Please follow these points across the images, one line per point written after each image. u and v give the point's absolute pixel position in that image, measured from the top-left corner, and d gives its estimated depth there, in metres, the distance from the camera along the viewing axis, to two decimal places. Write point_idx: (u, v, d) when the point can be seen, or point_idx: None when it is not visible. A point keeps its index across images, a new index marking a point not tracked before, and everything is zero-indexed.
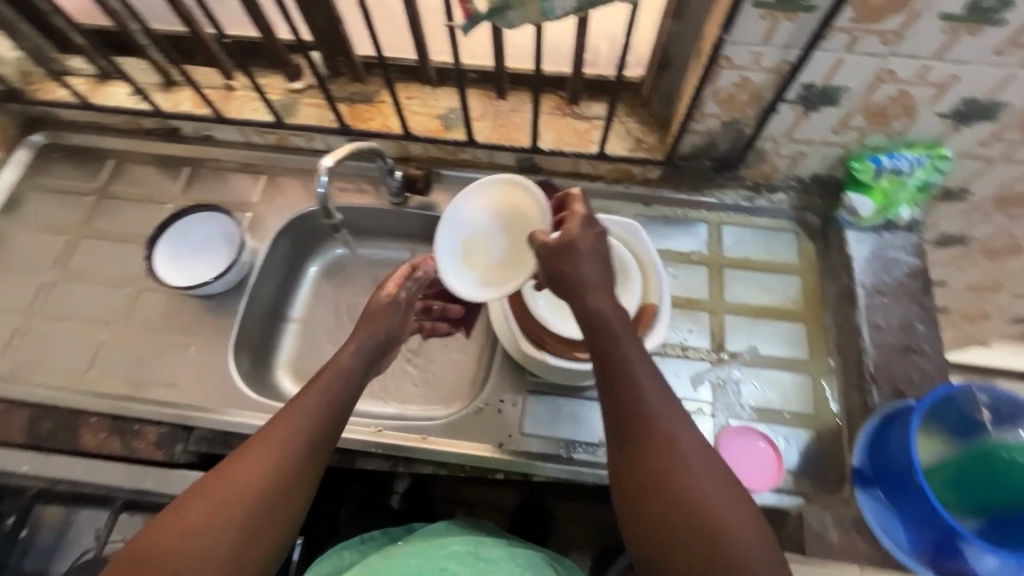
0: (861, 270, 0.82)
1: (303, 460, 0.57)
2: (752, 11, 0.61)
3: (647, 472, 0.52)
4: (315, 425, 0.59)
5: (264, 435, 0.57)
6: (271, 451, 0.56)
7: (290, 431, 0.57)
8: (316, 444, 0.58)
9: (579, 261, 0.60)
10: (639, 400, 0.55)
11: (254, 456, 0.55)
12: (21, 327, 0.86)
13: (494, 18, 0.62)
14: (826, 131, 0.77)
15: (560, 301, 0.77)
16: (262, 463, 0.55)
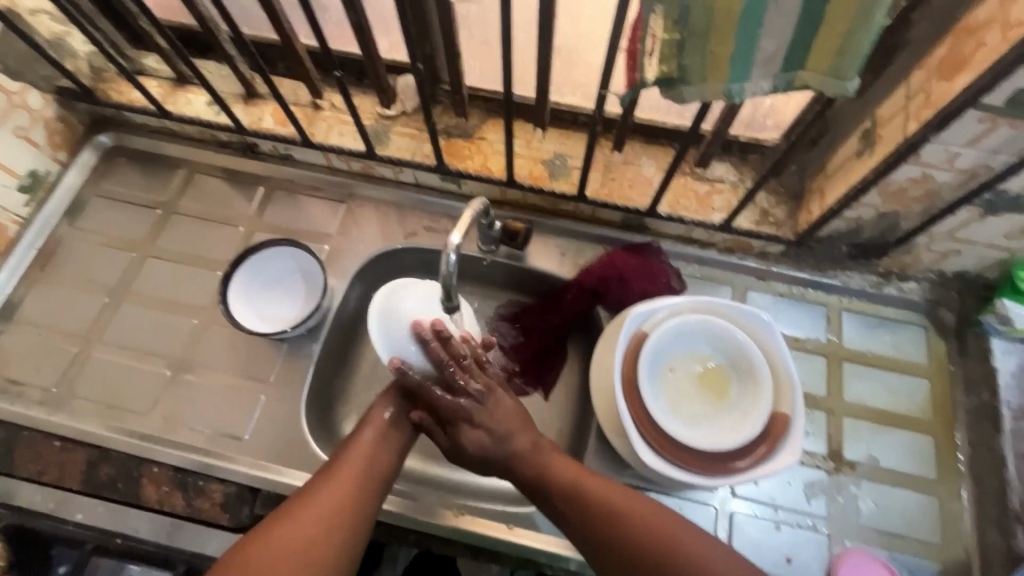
0: (1007, 386, 0.74)
1: (358, 494, 0.59)
2: (972, 113, 0.52)
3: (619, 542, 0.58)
4: (364, 463, 0.62)
5: (317, 475, 0.61)
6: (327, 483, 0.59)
7: (342, 466, 0.61)
8: (366, 477, 0.61)
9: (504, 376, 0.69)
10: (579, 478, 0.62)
11: (310, 489, 0.59)
12: (81, 353, 0.80)
13: (665, 91, 0.52)
14: (996, 236, 0.68)
15: (675, 398, 0.69)
16: (318, 496, 0.58)
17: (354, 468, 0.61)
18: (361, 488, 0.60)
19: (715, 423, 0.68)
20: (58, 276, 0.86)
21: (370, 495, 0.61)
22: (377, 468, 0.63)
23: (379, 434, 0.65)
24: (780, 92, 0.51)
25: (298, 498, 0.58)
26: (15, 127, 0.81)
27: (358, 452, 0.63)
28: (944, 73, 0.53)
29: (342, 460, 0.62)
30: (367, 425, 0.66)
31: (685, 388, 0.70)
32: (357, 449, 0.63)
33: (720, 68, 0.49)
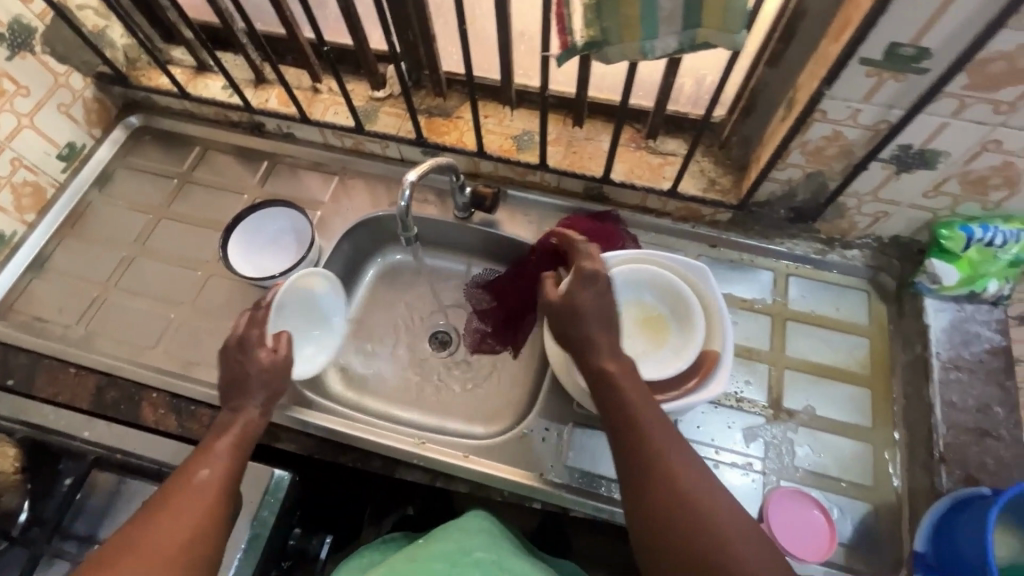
0: (938, 341, 0.78)
1: (214, 505, 0.58)
2: (858, 68, 0.59)
3: (653, 506, 0.55)
4: (220, 471, 0.61)
5: (167, 490, 0.58)
6: (182, 495, 0.58)
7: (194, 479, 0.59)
8: (223, 480, 0.61)
9: (581, 322, 0.64)
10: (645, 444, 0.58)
11: (158, 510, 0.57)
12: (100, 297, 0.91)
13: (593, 52, 0.61)
14: (916, 195, 0.74)
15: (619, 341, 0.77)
16: (170, 515, 0.56)
17: (209, 475, 0.60)
18: (219, 496, 0.59)
19: (653, 359, 0.75)
20: (86, 234, 0.98)
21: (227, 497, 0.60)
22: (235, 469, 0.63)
23: (235, 444, 0.64)
24: (686, 49, 0.59)
25: (140, 523, 0.55)
26: (59, 103, 0.94)
27: (212, 458, 0.62)
28: (836, 35, 0.61)
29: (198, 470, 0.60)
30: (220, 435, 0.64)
31: (629, 330, 0.78)
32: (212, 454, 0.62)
33: (632, 27, 0.58)
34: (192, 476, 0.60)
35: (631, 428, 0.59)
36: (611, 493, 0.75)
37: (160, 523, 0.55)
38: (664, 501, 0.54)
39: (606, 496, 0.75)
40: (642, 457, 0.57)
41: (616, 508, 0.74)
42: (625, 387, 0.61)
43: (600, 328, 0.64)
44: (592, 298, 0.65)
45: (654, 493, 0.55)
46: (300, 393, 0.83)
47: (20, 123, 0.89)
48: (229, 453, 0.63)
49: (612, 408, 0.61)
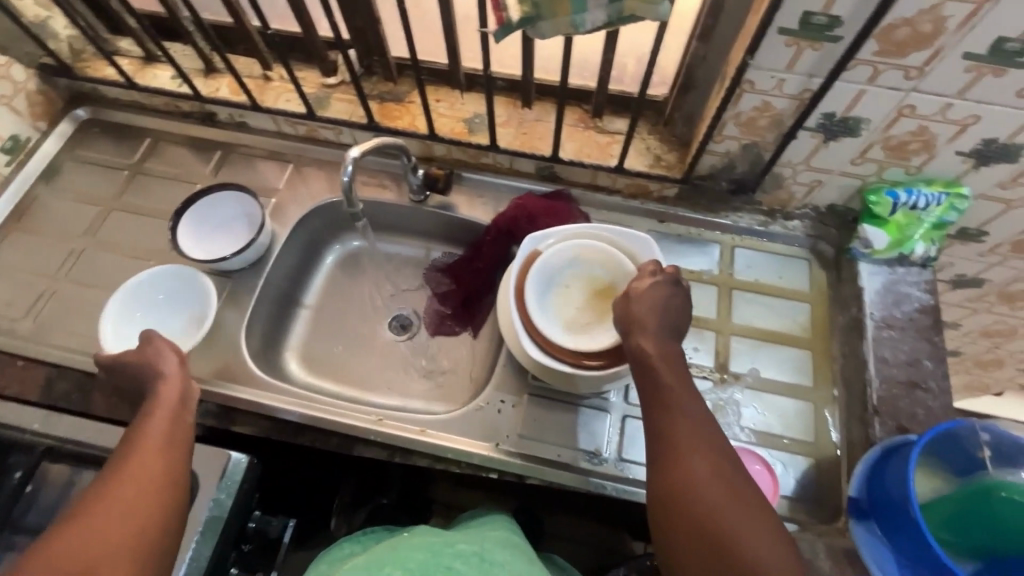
0: (872, 302, 0.82)
1: (162, 461, 0.60)
2: (777, 37, 0.62)
3: (675, 485, 0.57)
4: (162, 437, 0.63)
5: (114, 462, 0.59)
6: (128, 463, 0.59)
7: (141, 447, 0.61)
8: (167, 444, 0.62)
9: (643, 307, 0.68)
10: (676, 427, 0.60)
11: (106, 482, 0.57)
12: (48, 289, 0.89)
13: (528, 29, 0.64)
14: (844, 163, 0.78)
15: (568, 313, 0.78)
16: (121, 482, 0.57)
17: (152, 441, 0.62)
18: (166, 458, 0.61)
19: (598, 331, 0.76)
20: (33, 227, 0.96)
21: (175, 457, 0.62)
22: (179, 433, 0.65)
23: (168, 411, 0.65)
24: (615, 21, 0.61)
25: (91, 497, 0.56)
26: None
27: (154, 427, 0.63)
28: (756, 8, 0.64)
29: (144, 439, 0.61)
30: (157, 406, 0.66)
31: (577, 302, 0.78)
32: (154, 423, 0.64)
33: (561, 1, 0.60)
34: (138, 446, 0.61)
35: (665, 409, 0.62)
36: (567, 460, 0.77)
37: (115, 492, 0.56)
38: (683, 479, 0.57)
39: (561, 462, 0.77)
40: (669, 437, 0.60)
41: (571, 473, 0.76)
42: (661, 368, 0.64)
43: (654, 316, 0.68)
44: (659, 293, 0.69)
45: (676, 472, 0.58)
46: (255, 377, 0.82)
47: None
48: (171, 421, 0.65)
49: (648, 390, 0.64)
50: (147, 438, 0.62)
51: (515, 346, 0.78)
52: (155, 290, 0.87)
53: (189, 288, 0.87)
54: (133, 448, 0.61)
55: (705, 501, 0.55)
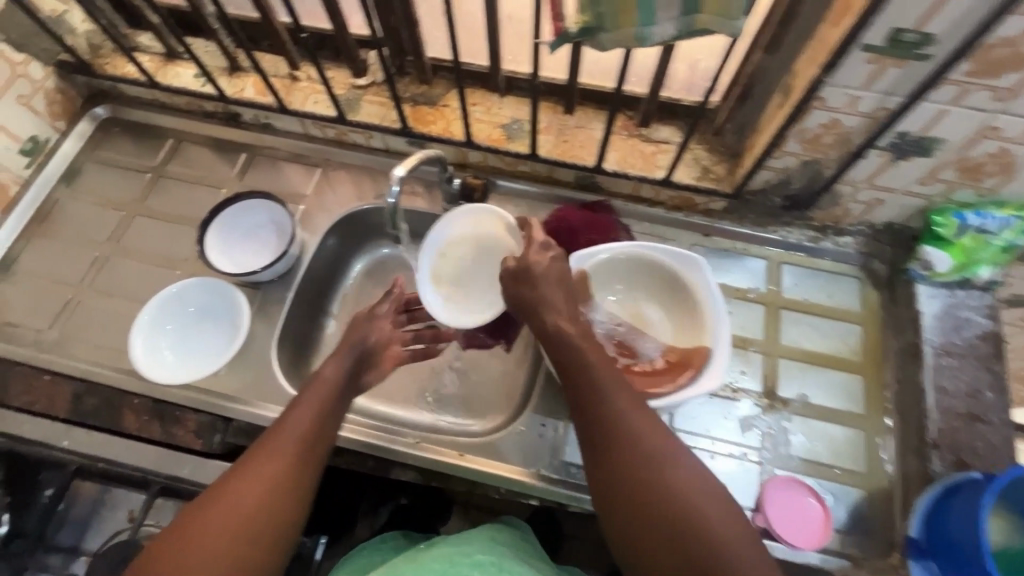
0: (930, 327, 0.79)
1: (303, 453, 0.61)
2: (859, 53, 0.58)
3: (615, 476, 0.55)
4: (300, 438, 0.62)
5: (252, 454, 0.60)
6: (263, 462, 0.59)
7: (277, 444, 0.60)
8: (303, 448, 0.62)
9: (537, 285, 0.67)
10: (609, 407, 0.58)
11: (240, 469, 0.58)
12: (72, 299, 0.87)
13: (588, 41, 0.60)
14: (910, 182, 0.73)
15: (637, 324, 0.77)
16: (249, 481, 0.57)
17: (288, 442, 0.61)
18: (297, 463, 0.60)
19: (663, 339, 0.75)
20: (55, 233, 0.93)
21: (306, 467, 0.61)
22: (321, 436, 0.64)
23: (315, 400, 0.66)
24: (685, 34, 0.57)
25: (231, 474, 0.58)
26: (17, 95, 0.89)
27: (293, 425, 0.63)
28: (835, 20, 0.59)
29: (281, 436, 0.61)
30: (303, 401, 0.66)
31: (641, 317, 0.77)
32: (295, 420, 0.63)
33: (628, 12, 0.56)
34: (273, 442, 0.61)
35: (591, 401, 0.59)
36: None
37: (243, 478, 0.58)
38: (621, 469, 0.55)
39: None
40: (604, 430, 0.57)
41: None
42: (580, 346, 0.62)
43: (541, 301, 0.66)
44: (548, 269, 0.67)
45: (614, 463, 0.55)
46: (287, 395, 0.80)
47: None
48: (312, 420, 0.64)
49: (568, 371, 0.62)
50: (283, 438, 0.61)
51: None
52: (183, 305, 0.84)
53: (219, 301, 0.85)
54: (271, 443, 0.61)
55: (663, 481, 0.53)
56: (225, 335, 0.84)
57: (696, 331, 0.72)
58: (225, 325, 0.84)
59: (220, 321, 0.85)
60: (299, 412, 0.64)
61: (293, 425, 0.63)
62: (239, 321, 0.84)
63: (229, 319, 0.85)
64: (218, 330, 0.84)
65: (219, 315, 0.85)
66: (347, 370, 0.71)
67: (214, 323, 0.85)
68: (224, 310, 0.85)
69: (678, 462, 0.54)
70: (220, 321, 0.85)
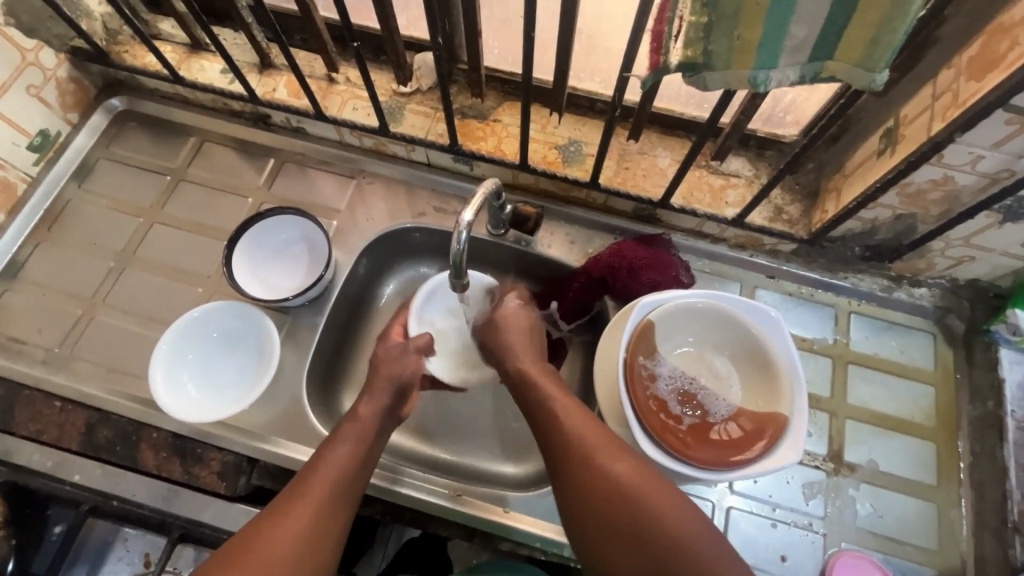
0: (1013, 397, 0.73)
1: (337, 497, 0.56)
2: (999, 115, 0.51)
3: (579, 499, 0.56)
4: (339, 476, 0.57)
5: (283, 497, 0.55)
6: (292, 504, 0.54)
7: (312, 483, 0.56)
8: (342, 490, 0.57)
9: (502, 332, 0.71)
10: (559, 430, 0.60)
11: (274, 515, 0.53)
12: (85, 316, 0.80)
13: (688, 76, 0.50)
14: (1013, 244, 0.67)
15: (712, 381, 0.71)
16: (276, 530, 0.52)
17: (325, 485, 0.56)
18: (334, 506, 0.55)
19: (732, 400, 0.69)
20: (66, 238, 0.85)
21: (343, 509, 0.56)
22: (353, 482, 0.58)
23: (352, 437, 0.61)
24: (807, 82, 0.50)
25: (262, 520, 0.53)
26: (27, 84, 0.80)
27: (331, 464, 0.58)
28: (973, 72, 0.52)
29: (317, 478, 0.56)
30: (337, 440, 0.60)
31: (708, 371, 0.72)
32: (332, 458, 0.58)
33: (746, 54, 0.48)
34: (311, 482, 0.56)
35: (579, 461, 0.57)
36: None
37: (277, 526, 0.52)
38: (597, 503, 0.55)
39: None
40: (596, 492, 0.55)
41: None
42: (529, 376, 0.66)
43: (513, 352, 0.69)
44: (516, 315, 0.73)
45: (584, 488, 0.56)
46: (318, 434, 0.74)
47: None
48: (348, 457, 0.59)
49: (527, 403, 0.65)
50: (319, 481, 0.56)
51: (620, 430, 0.68)
52: (207, 329, 0.78)
53: (245, 326, 0.79)
54: (306, 483, 0.56)
55: (660, 537, 0.51)
56: (252, 364, 0.78)
57: (769, 396, 0.67)
58: (253, 354, 0.79)
59: (248, 348, 0.79)
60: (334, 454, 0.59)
61: (330, 466, 0.58)
62: (267, 351, 0.78)
63: (257, 347, 0.79)
64: (246, 358, 0.79)
65: (247, 342, 0.79)
66: (386, 408, 0.65)
67: (243, 351, 0.79)
68: (252, 337, 0.79)
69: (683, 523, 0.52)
70: (248, 349, 0.79)
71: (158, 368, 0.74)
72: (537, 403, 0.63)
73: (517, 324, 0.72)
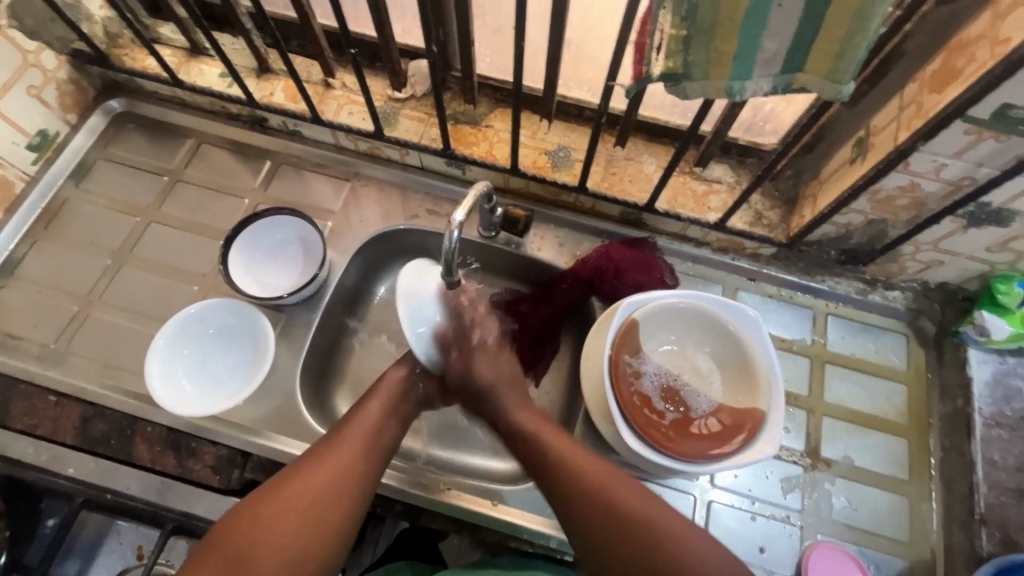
0: (981, 394, 0.77)
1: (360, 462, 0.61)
2: (959, 125, 0.54)
3: (590, 525, 0.58)
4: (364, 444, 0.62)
5: (321, 444, 0.62)
6: (316, 465, 0.59)
7: (347, 436, 0.62)
8: (372, 443, 0.63)
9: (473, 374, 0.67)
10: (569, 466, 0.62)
11: (302, 471, 0.59)
12: (81, 312, 0.81)
13: (670, 85, 0.53)
14: (978, 248, 0.71)
15: (691, 378, 0.74)
16: (314, 475, 0.59)
17: (352, 450, 0.61)
18: (365, 456, 0.62)
19: (709, 394, 0.72)
20: (63, 236, 0.87)
21: (372, 467, 0.62)
22: (383, 436, 0.65)
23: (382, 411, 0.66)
24: (779, 93, 0.53)
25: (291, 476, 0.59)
26: (28, 85, 0.82)
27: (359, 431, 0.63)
28: (935, 85, 0.55)
29: (351, 431, 0.63)
30: (371, 400, 0.66)
31: (687, 368, 0.74)
32: (365, 415, 0.65)
33: (723, 65, 0.51)
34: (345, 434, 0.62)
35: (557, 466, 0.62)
36: None
37: (300, 485, 0.58)
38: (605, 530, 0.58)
39: None
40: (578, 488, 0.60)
41: None
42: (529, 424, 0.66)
43: (503, 412, 0.68)
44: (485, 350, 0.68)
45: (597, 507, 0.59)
46: (312, 429, 0.76)
47: None
48: (379, 416, 0.65)
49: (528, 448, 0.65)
50: (353, 435, 0.62)
51: (605, 425, 0.70)
52: (202, 326, 0.80)
53: (241, 324, 0.81)
54: (341, 435, 0.63)
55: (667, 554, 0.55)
56: (247, 361, 0.80)
57: (748, 393, 0.70)
58: (248, 351, 0.80)
59: (243, 346, 0.81)
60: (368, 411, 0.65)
61: (362, 421, 0.64)
62: (261, 349, 0.79)
63: (252, 344, 0.80)
64: (241, 355, 0.80)
65: (242, 339, 0.81)
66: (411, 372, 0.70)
67: (238, 348, 0.81)
68: (246, 335, 0.81)
69: (659, 510, 0.58)
70: (244, 347, 0.81)
71: (153, 362, 0.75)
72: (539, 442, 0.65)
73: (494, 366, 0.68)
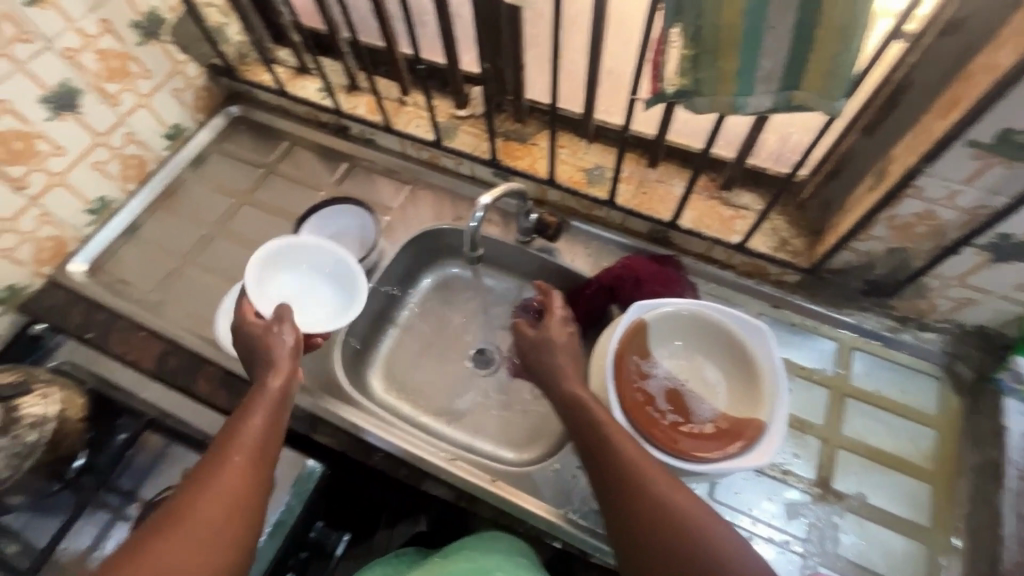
0: (1017, 447, 0.71)
1: (243, 478, 0.58)
2: (963, 148, 0.57)
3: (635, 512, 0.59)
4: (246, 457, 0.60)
5: (191, 481, 0.57)
6: (194, 498, 0.55)
7: (222, 482, 0.57)
8: (236, 512, 0.56)
9: (553, 351, 0.75)
10: (621, 457, 0.62)
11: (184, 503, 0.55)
12: (177, 269, 0.98)
13: (682, 101, 0.61)
14: (1010, 287, 0.69)
15: (698, 384, 0.75)
16: (194, 508, 0.54)
17: (234, 471, 0.58)
18: (239, 526, 0.56)
19: (712, 403, 0.74)
20: (175, 208, 1.05)
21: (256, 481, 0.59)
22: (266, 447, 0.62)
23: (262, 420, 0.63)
24: (780, 109, 0.58)
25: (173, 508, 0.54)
26: (173, 88, 1.03)
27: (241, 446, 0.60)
28: (943, 113, 0.58)
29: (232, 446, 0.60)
30: (245, 423, 0.62)
31: (693, 377, 0.76)
32: (242, 441, 0.60)
33: (728, 82, 0.57)
34: (207, 495, 0.55)
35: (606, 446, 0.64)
36: None
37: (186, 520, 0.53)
38: (648, 519, 0.58)
39: None
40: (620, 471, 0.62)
41: None
42: (589, 407, 0.67)
43: (561, 374, 0.72)
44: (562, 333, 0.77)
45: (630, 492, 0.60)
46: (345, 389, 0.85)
47: (138, 102, 0.98)
48: (256, 442, 0.61)
49: (586, 435, 0.66)
50: (236, 447, 0.60)
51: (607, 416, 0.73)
52: None
53: None
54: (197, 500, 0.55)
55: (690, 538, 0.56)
56: None
57: (752, 403, 0.72)
58: None
59: None
60: (230, 474, 0.57)
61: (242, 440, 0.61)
62: None
63: None
64: None
65: None
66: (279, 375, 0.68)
67: None
68: None
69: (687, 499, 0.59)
70: None
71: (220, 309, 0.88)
72: (592, 424, 0.66)
73: (558, 334, 0.77)
